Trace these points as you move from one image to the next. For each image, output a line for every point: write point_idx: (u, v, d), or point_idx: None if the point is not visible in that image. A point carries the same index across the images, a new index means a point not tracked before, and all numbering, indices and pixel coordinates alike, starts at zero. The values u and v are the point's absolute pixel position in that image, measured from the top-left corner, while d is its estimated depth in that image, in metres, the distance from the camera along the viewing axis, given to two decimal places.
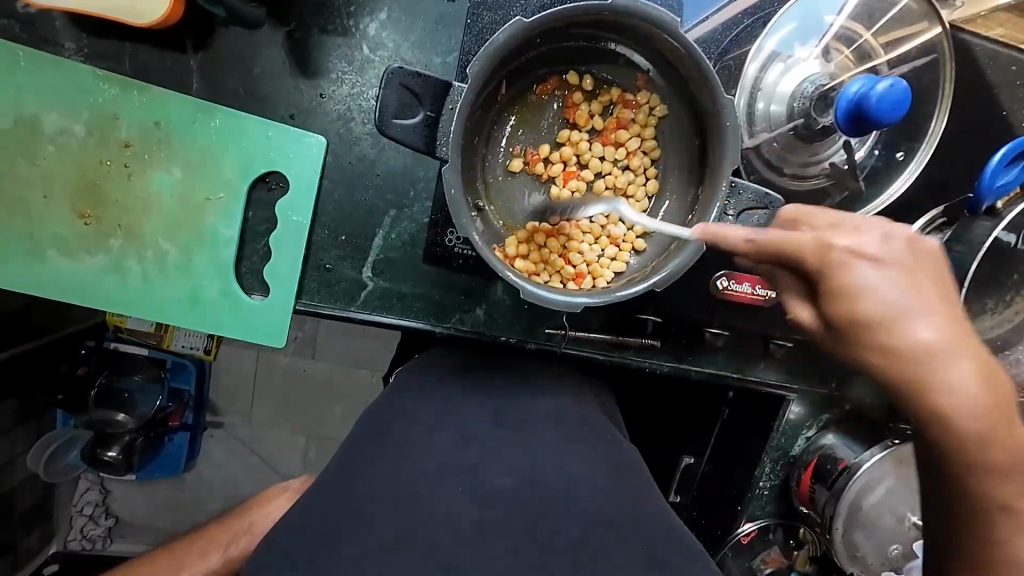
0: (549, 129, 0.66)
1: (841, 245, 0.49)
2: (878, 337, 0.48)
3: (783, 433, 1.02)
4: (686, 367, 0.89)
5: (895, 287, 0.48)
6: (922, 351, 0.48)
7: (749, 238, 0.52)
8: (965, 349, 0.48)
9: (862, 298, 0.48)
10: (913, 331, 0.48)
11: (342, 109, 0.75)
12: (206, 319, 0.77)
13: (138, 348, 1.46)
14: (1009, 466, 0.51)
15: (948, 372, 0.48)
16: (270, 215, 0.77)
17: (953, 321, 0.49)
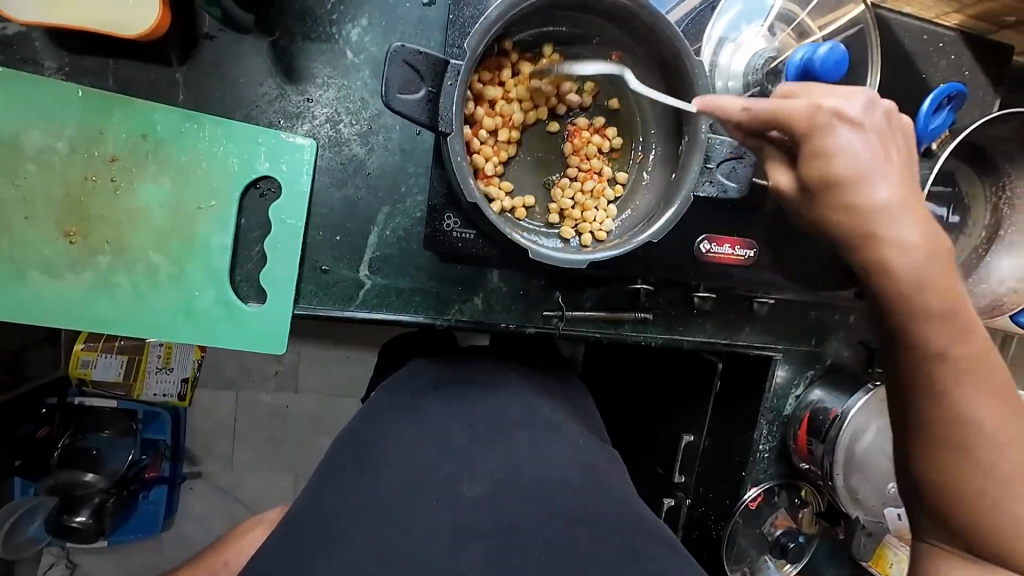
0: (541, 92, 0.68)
1: (828, 107, 0.54)
2: (841, 190, 0.54)
3: (774, 396, 1.06)
4: (678, 338, 0.94)
5: (862, 146, 0.54)
6: (881, 207, 0.54)
7: (742, 110, 0.58)
8: (914, 202, 0.54)
9: (836, 157, 0.54)
10: (871, 186, 0.54)
11: (330, 112, 0.77)
12: (202, 330, 0.76)
13: (108, 401, 1.38)
14: (958, 325, 0.56)
15: (895, 224, 0.54)
16: (262, 220, 0.77)
17: (903, 178, 0.55)
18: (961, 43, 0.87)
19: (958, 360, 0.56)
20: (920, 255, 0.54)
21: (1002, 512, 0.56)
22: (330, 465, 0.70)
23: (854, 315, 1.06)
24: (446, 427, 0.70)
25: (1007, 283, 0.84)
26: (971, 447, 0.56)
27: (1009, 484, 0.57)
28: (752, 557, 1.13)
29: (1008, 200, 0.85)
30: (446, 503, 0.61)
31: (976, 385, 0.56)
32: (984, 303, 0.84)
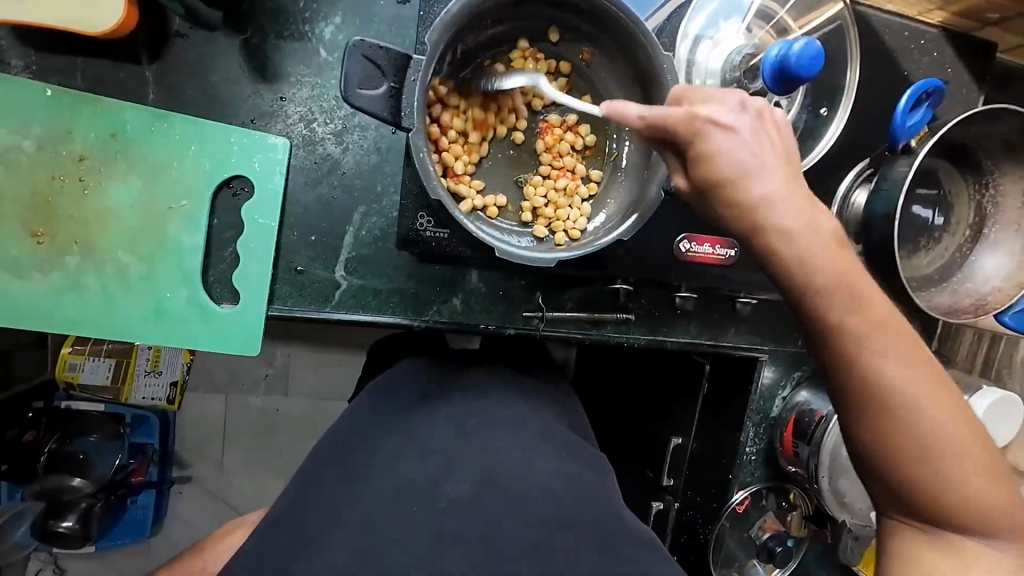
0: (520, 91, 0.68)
1: (703, 113, 0.53)
2: (724, 190, 0.54)
3: (761, 398, 1.04)
4: (661, 339, 0.93)
5: (738, 145, 0.53)
6: (766, 202, 0.54)
7: (640, 117, 0.53)
8: (794, 194, 0.54)
9: (714, 160, 0.53)
10: (751, 182, 0.54)
11: (303, 111, 0.77)
12: (174, 331, 0.75)
13: (94, 405, 1.36)
14: (863, 305, 0.55)
15: (781, 219, 0.54)
16: (235, 220, 0.77)
17: (783, 172, 0.55)
18: (944, 40, 0.86)
19: (868, 338, 0.55)
20: (809, 242, 0.54)
21: (936, 477, 0.57)
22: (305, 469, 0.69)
23: None
24: (421, 429, 0.69)
25: (992, 281, 0.83)
26: (895, 417, 0.56)
27: (932, 450, 0.57)
28: (740, 560, 1.12)
29: (992, 198, 0.84)
30: (427, 509, 0.59)
31: (892, 357, 0.56)
32: (968, 302, 0.82)
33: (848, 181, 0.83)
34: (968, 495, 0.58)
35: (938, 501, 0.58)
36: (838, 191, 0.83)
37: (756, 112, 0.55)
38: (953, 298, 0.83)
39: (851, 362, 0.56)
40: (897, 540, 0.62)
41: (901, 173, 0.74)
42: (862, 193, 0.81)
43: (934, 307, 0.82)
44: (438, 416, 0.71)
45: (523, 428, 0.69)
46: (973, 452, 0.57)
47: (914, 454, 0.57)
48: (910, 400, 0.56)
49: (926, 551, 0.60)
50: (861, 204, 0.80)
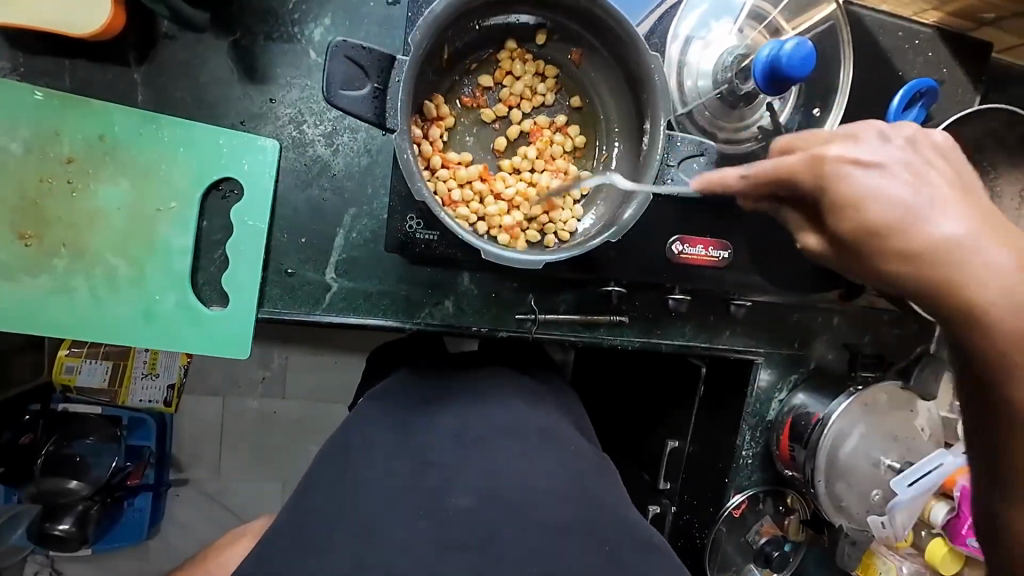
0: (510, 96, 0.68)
1: (836, 153, 0.46)
2: (894, 241, 0.44)
3: (757, 400, 1.03)
4: (655, 342, 0.92)
5: (901, 183, 0.44)
6: (957, 245, 0.43)
7: (742, 176, 0.51)
8: (992, 230, 0.43)
9: (869, 205, 0.44)
10: (934, 227, 0.43)
11: (293, 112, 0.76)
12: (163, 334, 0.74)
13: (91, 407, 1.36)
14: None
15: (984, 266, 0.42)
16: (225, 222, 0.76)
17: (967, 205, 0.44)
18: (939, 40, 0.85)
19: None
20: (1012, 294, 0.43)
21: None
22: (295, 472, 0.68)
23: (838, 318, 1.03)
24: (411, 432, 0.68)
25: None
26: None
27: None
28: (737, 565, 1.10)
29: (987, 199, 0.84)
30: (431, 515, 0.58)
31: None
32: None
33: None
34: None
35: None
36: None
37: (911, 139, 0.47)
38: None
39: None
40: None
41: None
42: None
43: None
44: (429, 418, 0.70)
45: (515, 429, 0.69)
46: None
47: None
48: None
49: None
50: None
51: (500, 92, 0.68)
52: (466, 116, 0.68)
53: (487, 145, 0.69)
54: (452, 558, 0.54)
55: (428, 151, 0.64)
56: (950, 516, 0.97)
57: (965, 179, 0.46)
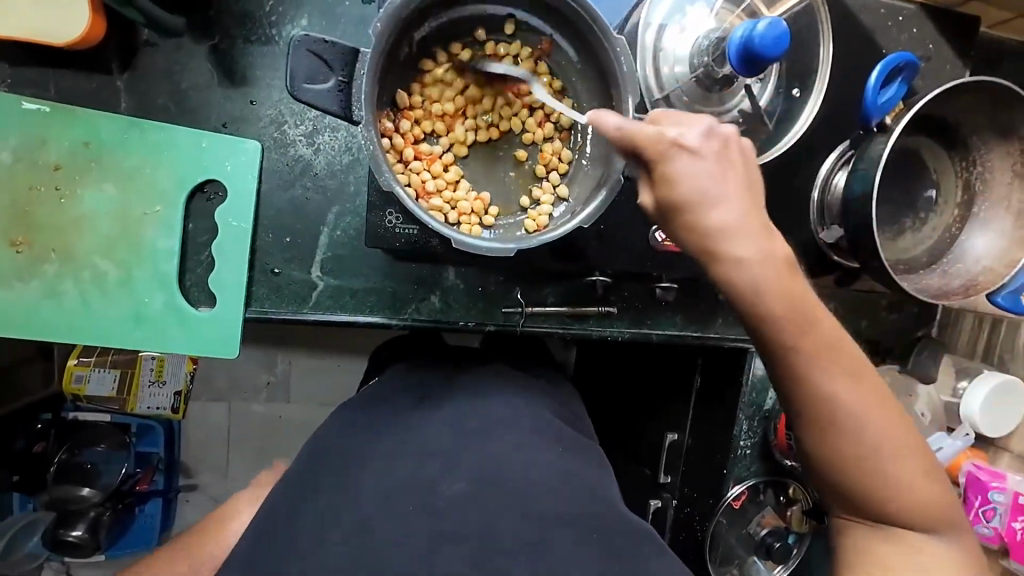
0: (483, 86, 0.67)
1: (669, 135, 0.52)
2: (685, 213, 0.53)
3: (753, 388, 1.02)
4: (646, 332, 0.91)
5: (702, 167, 0.52)
6: (719, 226, 0.52)
7: (619, 126, 0.53)
8: (752, 220, 0.53)
9: (677, 185, 0.52)
10: (713, 210, 0.52)
11: (274, 113, 0.77)
12: (152, 336, 0.76)
13: (100, 415, 1.38)
14: (809, 327, 0.55)
15: (738, 244, 0.52)
16: (210, 224, 0.77)
17: (740, 199, 0.53)
18: (924, 16, 0.84)
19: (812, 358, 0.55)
20: (758, 266, 0.53)
21: (878, 481, 0.58)
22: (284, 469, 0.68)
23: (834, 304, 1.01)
24: (397, 428, 0.65)
25: (983, 261, 0.80)
26: (843, 432, 0.57)
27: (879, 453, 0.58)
28: (740, 558, 1.09)
29: (980, 175, 0.82)
30: (423, 510, 0.55)
31: (839, 372, 0.56)
32: (958, 284, 0.79)
33: (830, 163, 0.82)
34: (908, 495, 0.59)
35: (887, 503, 0.59)
36: (819, 174, 0.84)
37: (724, 139, 0.53)
38: (943, 280, 0.81)
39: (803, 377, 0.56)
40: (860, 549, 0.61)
41: (878, 153, 0.72)
42: (842, 174, 0.80)
43: (924, 289, 0.80)
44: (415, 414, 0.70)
45: (503, 421, 0.67)
46: (915, 454, 0.59)
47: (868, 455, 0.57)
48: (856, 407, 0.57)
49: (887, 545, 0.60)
50: (842, 184, 0.80)
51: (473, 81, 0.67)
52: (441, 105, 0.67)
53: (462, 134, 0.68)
54: (447, 553, 0.52)
55: (400, 144, 0.65)
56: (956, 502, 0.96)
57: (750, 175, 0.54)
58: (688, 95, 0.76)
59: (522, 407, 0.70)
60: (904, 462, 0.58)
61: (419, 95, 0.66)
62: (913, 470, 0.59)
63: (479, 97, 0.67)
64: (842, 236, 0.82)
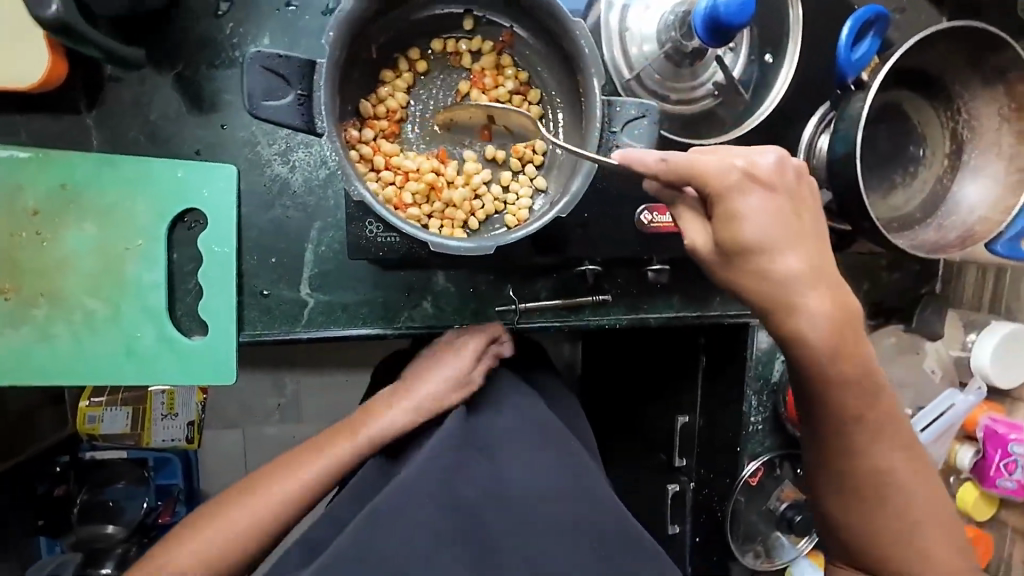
0: (448, 85, 0.67)
1: (740, 170, 0.51)
2: (754, 258, 0.52)
3: (758, 361, 1.02)
4: (643, 317, 0.90)
5: (773, 211, 0.52)
6: (789, 274, 0.52)
7: (661, 160, 0.52)
8: (823, 268, 0.53)
9: (742, 224, 0.52)
10: (781, 256, 0.52)
11: (246, 135, 0.77)
12: (148, 370, 0.76)
13: (116, 453, 1.38)
14: (870, 386, 0.56)
15: (809, 291, 0.53)
16: (194, 252, 0.77)
17: (812, 245, 0.53)
18: None
19: (869, 415, 0.57)
20: (828, 317, 0.53)
21: (904, 555, 0.60)
22: (287, 489, 0.67)
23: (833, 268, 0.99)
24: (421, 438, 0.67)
25: (978, 210, 0.78)
26: (881, 493, 0.59)
27: (912, 523, 0.60)
28: (763, 534, 1.09)
29: (967, 123, 0.80)
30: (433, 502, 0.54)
31: (884, 440, 0.58)
32: (954, 236, 0.78)
33: (812, 126, 0.80)
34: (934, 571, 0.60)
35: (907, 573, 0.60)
36: (803, 137, 0.81)
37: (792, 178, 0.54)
38: (939, 234, 0.79)
39: (840, 433, 0.58)
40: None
41: (858, 110, 0.71)
42: (826, 137, 0.78)
43: (920, 245, 0.79)
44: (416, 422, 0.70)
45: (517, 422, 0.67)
46: (945, 524, 0.61)
47: (891, 537, 0.60)
48: (896, 477, 0.59)
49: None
50: (826, 148, 0.78)
51: (437, 81, 0.67)
52: (406, 109, 0.66)
53: (432, 135, 0.67)
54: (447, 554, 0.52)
55: (369, 152, 0.64)
56: (977, 459, 0.94)
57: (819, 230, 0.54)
58: (658, 73, 0.75)
59: (519, 411, 0.70)
60: (933, 534, 0.60)
61: (383, 100, 0.65)
62: (940, 539, 0.61)
63: (444, 97, 0.67)
64: (831, 200, 0.81)
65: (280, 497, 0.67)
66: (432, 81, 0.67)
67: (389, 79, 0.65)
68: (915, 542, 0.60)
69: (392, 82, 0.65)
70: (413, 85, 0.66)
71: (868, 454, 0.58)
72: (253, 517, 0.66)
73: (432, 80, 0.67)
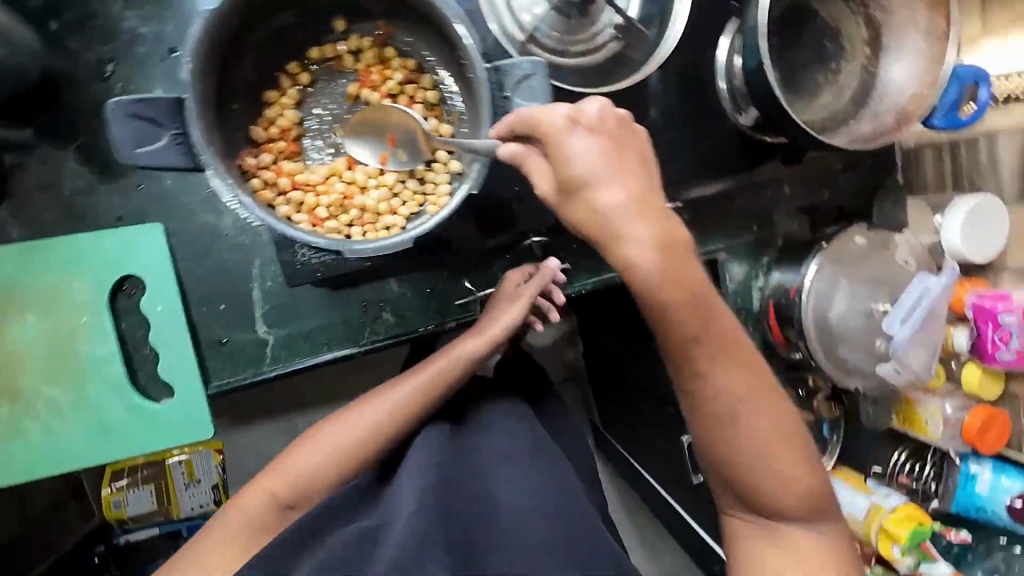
0: (337, 92, 0.66)
1: (561, 115, 0.52)
2: (574, 192, 0.52)
3: (735, 294, 0.96)
4: (610, 276, 0.87)
5: (593, 150, 0.51)
6: (610, 208, 0.51)
7: (521, 114, 0.54)
8: (650, 201, 0.52)
9: (563, 163, 0.51)
10: (602, 191, 0.51)
11: (162, 190, 0.76)
12: (125, 442, 0.76)
13: (149, 531, 1.26)
14: (707, 318, 0.55)
15: (642, 222, 0.51)
16: (141, 317, 0.77)
17: (639, 180, 0.52)
18: None
19: (708, 343, 0.56)
20: (660, 249, 0.52)
21: (758, 484, 0.61)
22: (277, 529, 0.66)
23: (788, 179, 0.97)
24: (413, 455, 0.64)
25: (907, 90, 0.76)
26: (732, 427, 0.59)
27: (759, 455, 0.60)
28: None
29: (877, 5, 0.78)
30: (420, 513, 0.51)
31: (725, 368, 0.57)
32: (891, 119, 0.77)
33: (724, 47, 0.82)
34: (780, 492, 0.61)
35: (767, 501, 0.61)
36: (720, 60, 0.83)
37: (617, 123, 0.53)
38: (875, 124, 0.78)
39: (684, 365, 0.57)
40: (749, 545, 0.64)
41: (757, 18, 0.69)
42: (738, 55, 0.80)
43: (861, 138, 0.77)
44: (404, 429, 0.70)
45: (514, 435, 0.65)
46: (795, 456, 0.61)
47: (743, 461, 0.60)
48: (746, 410, 0.59)
49: (766, 544, 0.63)
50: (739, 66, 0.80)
51: (327, 91, 0.66)
52: (302, 125, 0.66)
53: (335, 144, 0.66)
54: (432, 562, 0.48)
55: (269, 176, 0.63)
56: (974, 339, 0.93)
57: (645, 160, 0.53)
58: (554, 33, 0.75)
59: (509, 427, 0.66)
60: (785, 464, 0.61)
61: (274, 121, 0.64)
62: (791, 471, 0.61)
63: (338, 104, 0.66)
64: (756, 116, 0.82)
65: (371, 423, 0.69)
66: (322, 92, 0.66)
67: (277, 100, 0.65)
68: (767, 473, 0.60)
69: (280, 103, 0.65)
70: (303, 101, 0.65)
71: (701, 379, 0.57)
72: (346, 437, 0.68)
73: (322, 91, 0.66)
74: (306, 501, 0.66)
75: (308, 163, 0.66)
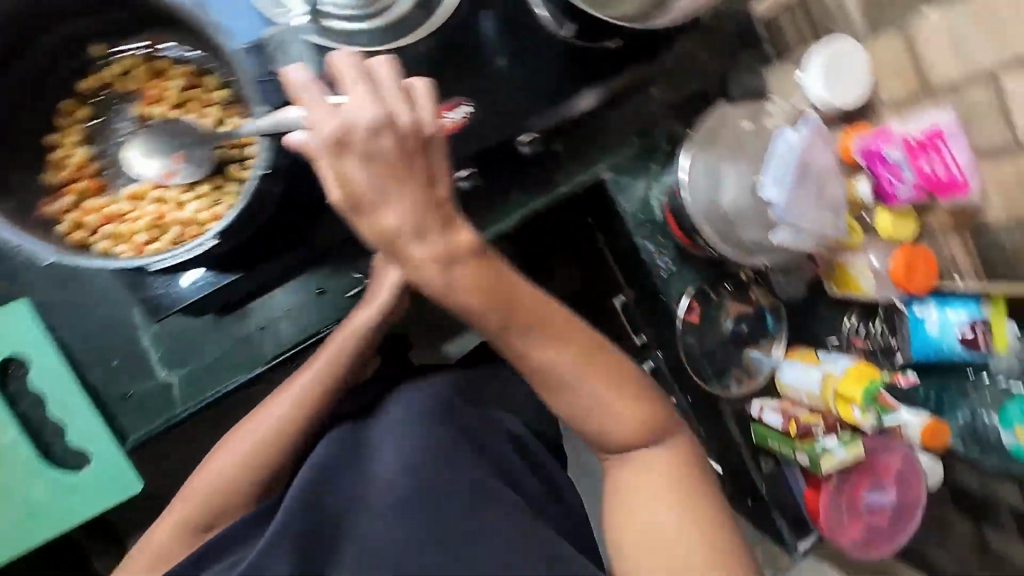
0: (134, 120, 0.80)
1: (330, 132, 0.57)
2: (357, 212, 0.59)
3: (632, 208, 0.92)
4: (499, 226, 0.86)
5: (366, 173, 0.57)
6: (392, 229, 0.59)
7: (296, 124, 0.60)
8: (430, 213, 0.60)
9: (340, 181, 0.58)
10: (382, 213, 0.59)
11: (27, 266, 0.79)
12: (55, 517, 0.76)
13: None
14: (505, 305, 0.65)
15: (417, 238, 0.60)
16: (35, 394, 0.77)
17: (417, 198, 0.59)
18: None
19: (516, 322, 0.67)
20: (440, 258, 0.61)
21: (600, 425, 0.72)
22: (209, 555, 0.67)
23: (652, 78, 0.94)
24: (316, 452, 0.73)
25: None
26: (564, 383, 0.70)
27: (595, 401, 0.71)
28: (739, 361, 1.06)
29: None
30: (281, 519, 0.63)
31: (540, 340, 0.68)
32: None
33: None
34: (623, 432, 0.72)
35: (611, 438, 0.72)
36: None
37: (394, 132, 0.58)
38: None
39: (505, 342, 0.68)
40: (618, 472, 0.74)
41: None
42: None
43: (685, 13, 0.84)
44: (306, 427, 0.76)
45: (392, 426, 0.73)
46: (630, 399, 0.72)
47: (583, 414, 0.72)
48: (569, 368, 0.70)
49: (621, 473, 0.74)
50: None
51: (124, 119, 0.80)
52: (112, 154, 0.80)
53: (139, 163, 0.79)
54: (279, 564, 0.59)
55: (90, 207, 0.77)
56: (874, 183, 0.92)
57: (434, 174, 0.60)
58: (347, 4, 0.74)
59: (400, 419, 0.73)
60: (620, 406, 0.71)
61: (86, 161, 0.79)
62: (628, 411, 0.72)
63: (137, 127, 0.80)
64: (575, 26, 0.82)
65: (280, 417, 0.76)
66: (122, 123, 0.80)
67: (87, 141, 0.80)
68: (606, 416, 0.71)
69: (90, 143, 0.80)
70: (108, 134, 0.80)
71: (528, 356, 0.69)
72: (249, 446, 0.74)
73: (122, 122, 0.80)
74: (223, 516, 0.71)
75: (119, 193, 0.79)
